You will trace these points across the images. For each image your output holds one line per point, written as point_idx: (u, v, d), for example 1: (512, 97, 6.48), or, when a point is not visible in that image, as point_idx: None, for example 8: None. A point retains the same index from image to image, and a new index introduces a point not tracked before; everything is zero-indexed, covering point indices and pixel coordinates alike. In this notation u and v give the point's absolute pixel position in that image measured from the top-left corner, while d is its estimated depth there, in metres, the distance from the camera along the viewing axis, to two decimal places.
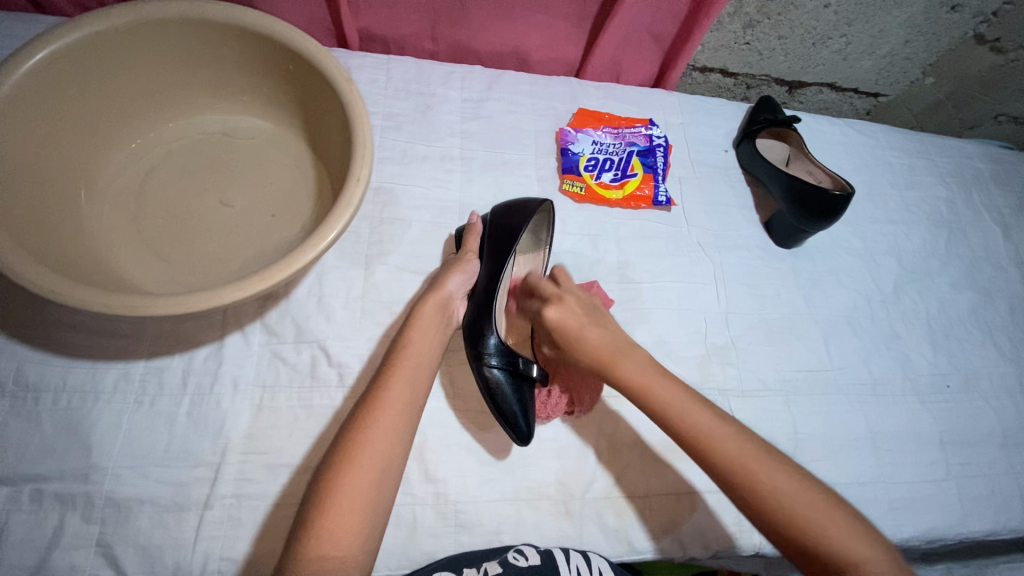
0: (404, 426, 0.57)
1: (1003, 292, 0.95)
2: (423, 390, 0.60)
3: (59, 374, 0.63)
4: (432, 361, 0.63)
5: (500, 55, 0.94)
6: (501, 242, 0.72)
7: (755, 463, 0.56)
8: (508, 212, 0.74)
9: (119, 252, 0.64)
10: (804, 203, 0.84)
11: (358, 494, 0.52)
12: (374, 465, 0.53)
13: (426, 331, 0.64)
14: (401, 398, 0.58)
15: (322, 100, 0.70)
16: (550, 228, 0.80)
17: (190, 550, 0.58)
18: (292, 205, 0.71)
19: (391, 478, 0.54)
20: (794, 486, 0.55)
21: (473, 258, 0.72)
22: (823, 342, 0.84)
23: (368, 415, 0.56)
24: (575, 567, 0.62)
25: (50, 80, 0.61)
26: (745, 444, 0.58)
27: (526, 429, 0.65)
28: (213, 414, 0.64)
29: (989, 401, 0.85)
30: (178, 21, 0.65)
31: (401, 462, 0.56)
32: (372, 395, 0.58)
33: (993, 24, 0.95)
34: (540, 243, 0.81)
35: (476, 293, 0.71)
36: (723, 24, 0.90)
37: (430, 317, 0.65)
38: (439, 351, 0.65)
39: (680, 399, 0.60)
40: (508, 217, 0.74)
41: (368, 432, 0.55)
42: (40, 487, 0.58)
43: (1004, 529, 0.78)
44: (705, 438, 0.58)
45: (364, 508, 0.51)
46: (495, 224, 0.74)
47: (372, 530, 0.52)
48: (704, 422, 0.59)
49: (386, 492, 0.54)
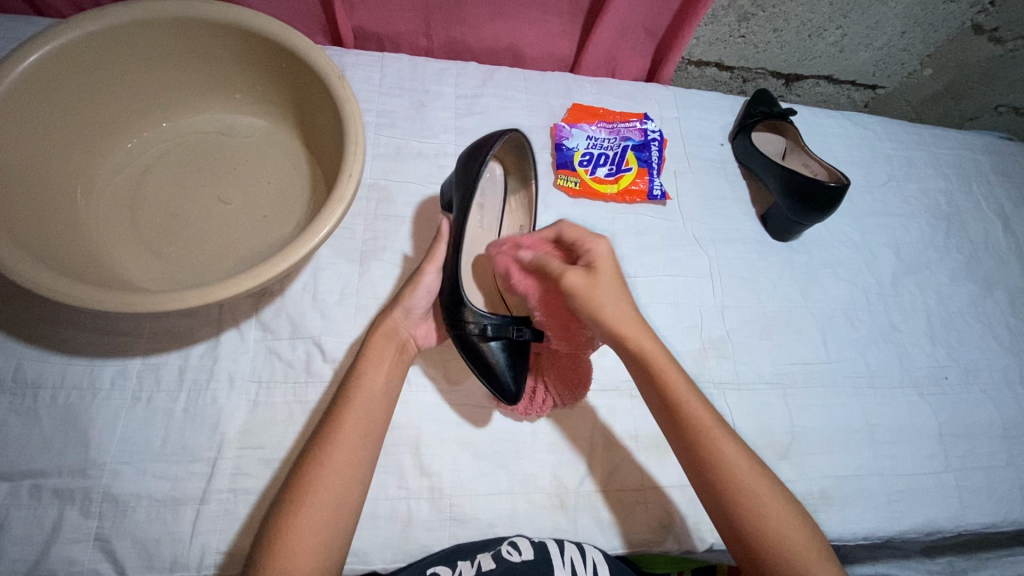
0: (369, 443, 0.57)
1: (1003, 284, 0.95)
2: (384, 413, 0.60)
3: (58, 371, 0.63)
4: (389, 388, 0.62)
5: (495, 52, 0.94)
6: (469, 184, 0.68)
7: (751, 479, 0.56)
8: (476, 149, 0.70)
9: (116, 251, 0.64)
10: (798, 196, 0.84)
11: (320, 512, 0.52)
12: (328, 502, 0.53)
13: (380, 362, 0.63)
14: (356, 432, 0.57)
15: (314, 96, 0.70)
16: (530, 156, 0.76)
17: (186, 544, 0.59)
18: (286, 205, 0.72)
19: (348, 514, 0.54)
20: (787, 519, 0.55)
21: (427, 273, 0.67)
22: (820, 334, 0.84)
23: (321, 449, 0.55)
24: (568, 561, 0.61)
25: (46, 81, 0.62)
26: (748, 460, 0.57)
27: (513, 389, 0.65)
28: (209, 409, 0.64)
29: (988, 393, 0.85)
30: (172, 20, 0.65)
31: (367, 477, 0.56)
32: (337, 410, 0.58)
33: (990, 14, 0.94)
34: (526, 178, 0.79)
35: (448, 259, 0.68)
36: (717, 17, 0.89)
37: (379, 347, 0.64)
38: (396, 379, 0.63)
39: (700, 410, 0.59)
40: (478, 153, 0.69)
41: (334, 444, 0.55)
42: (38, 482, 0.59)
43: (1003, 522, 0.77)
44: (711, 449, 0.57)
45: (328, 520, 0.52)
46: (465, 163, 0.70)
47: (335, 546, 0.52)
48: (715, 438, 0.58)
49: (343, 529, 0.53)
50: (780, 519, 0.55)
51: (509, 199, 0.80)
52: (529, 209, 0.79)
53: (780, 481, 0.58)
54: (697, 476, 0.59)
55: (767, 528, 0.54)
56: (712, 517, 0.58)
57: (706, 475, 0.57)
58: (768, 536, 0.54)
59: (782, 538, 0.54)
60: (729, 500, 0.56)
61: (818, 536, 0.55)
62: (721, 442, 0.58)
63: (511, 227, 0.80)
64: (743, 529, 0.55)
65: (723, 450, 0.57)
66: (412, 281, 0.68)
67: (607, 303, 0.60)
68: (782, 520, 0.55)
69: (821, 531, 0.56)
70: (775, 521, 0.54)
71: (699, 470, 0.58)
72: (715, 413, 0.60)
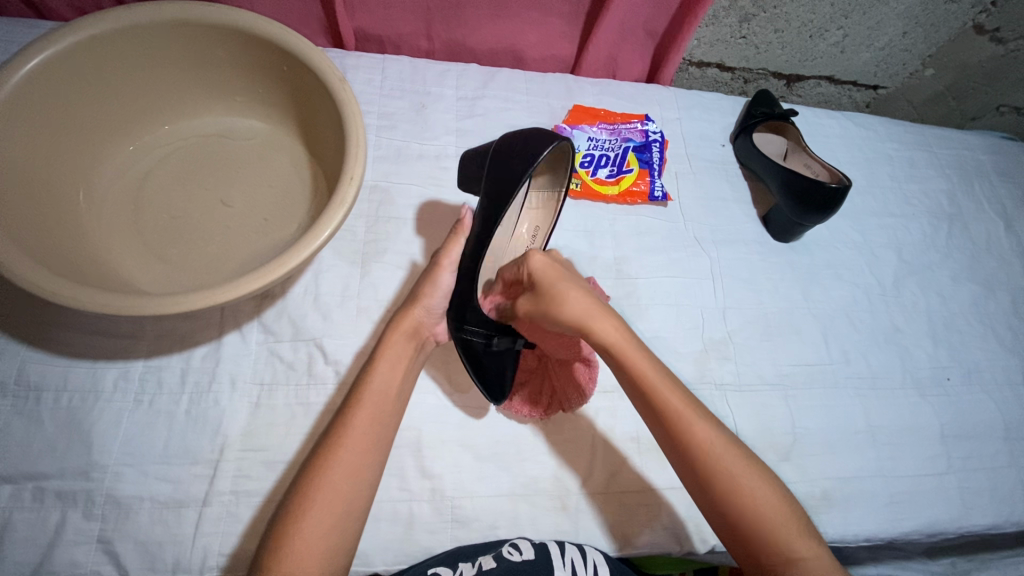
0: (378, 446, 0.57)
1: (1005, 284, 0.94)
2: (397, 414, 0.60)
3: (60, 374, 0.64)
4: (401, 389, 0.61)
5: (496, 54, 0.94)
6: (498, 185, 0.67)
7: (732, 462, 0.56)
8: (514, 148, 0.68)
9: (118, 255, 0.65)
10: (800, 197, 0.84)
11: (326, 516, 0.52)
12: (334, 506, 0.52)
13: (396, 362, 0.62)
14: (365, 435, 0.56)
15: (314, 99, 0.70)
16: (568, 165, 0.72)
17: (189, 546, 0.59)
18: (288, 207, 0.72)
19: (355, 518, 0.54)
20: (778, 504, 0.55)
21: (445, 272, 0.68)
22: (822, 336, 0.84)
23: (329, 452, 0.55)
24: (569, 561, 0.61)
25: (48, 85, 0.62)
26: (726, 441, 0.57)
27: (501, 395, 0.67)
28: (211, 412, 0.64)
29: (990, 394, 0.85)
30: (173, 23, 0.65)
31: (376, 479, 0.56)
32: (347, 412, 0.58)
33: (992, 14, 0.94)
34: (558, 182, 0.75)
35: (465, 257, 0.68)
36: (718, 18, 0.89)
37: (398, 347, 0.63)
38: (408, 380, 0.63)
39: (673, 393, 0.58)
40: (514, 154, 0.67)
41: (341, 446, 0.55)
42: (41, 485, 0.59)
43: (1005, 523, 0.77)
44: (689, 434, 0.57)
45: (336, 522, 0.52)
46: (498, 158, 0.68)
47: (341, 549, 0.52)
48: (692, 422, 0.57)
49: (349, 533, 0.53)
50: (762, 500, 0.54)
51: (533, 194, 0.77)
52: (551, 213, 0.77)
53: (760, 462, 0.57)
54: (677, 462, 0.58)
55: (751, 509, 0.54)
56: (696, 501, 0.58)
57: (685, 461, 0.57)
58: (752, 518, 0.54)
59: (766, 520, 0.54)
60: (712, 484, 0.55)
61: (802, 517, 0.55)
62: (698, 426, 0.57)
63: (529, 221, 0.79)
64: (727, 513, 0.55)
65: (701, 433, 0.57)
66: (430, 279, 0.67)
67: (553, 318, 0.61)
68: (764, 501, 0.54)
69: (804, 509, 0.56)
70: (758, 503, 0.54)
71: (677, 455, 0.58)
72: (690, 396, 0.59)
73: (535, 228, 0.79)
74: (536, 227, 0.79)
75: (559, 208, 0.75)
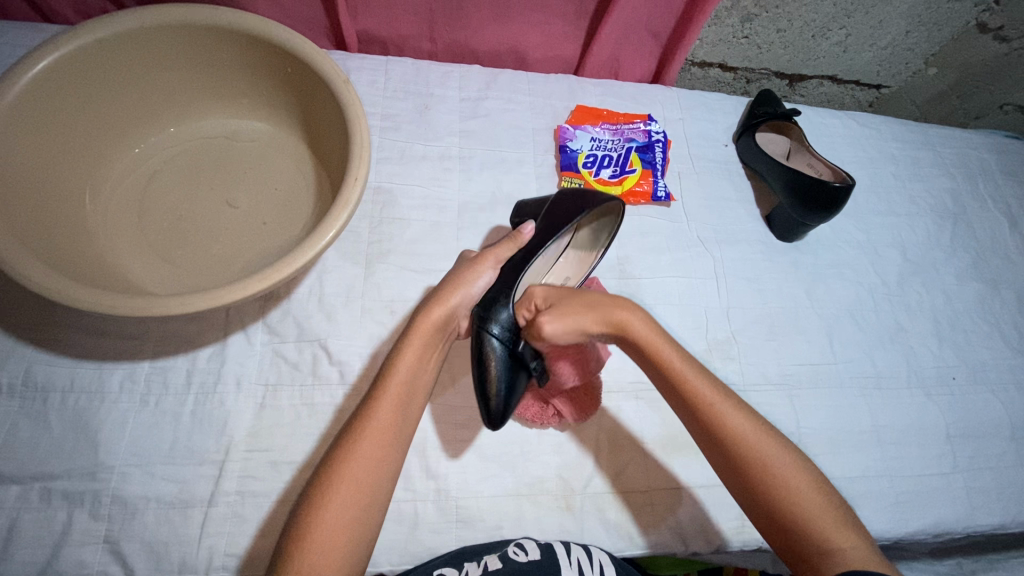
0: (399, 441, 0.57)
1: (1010, 283, 0.94)
2: (422, 404, 0.60)
3: (67, 375, 0.64)
4: (425, 383, 0.61)
5: (498, 55, 0.94)
6: (561, 214, 0.72)
7: (765, 450, 0.56)
8: (581, 194, 0.73)
9: (122, 257, 0.65)
10: (806, 195, 0.83)
11: (350, 505, 0.52)
12: (359, 496, 0.52)
13: (424, 352, 0.61)
14: (389, 427, 0.56)
15: (317, 100, 0.71)
16: (616, 221, 0.77)
17: (195, 546, 0.59)
18: (293, 210, 0.72)
19: (377, 510, 0.54)
20: (816, 494, 0.54)
21: (488, 268, 0.67)
22: (827, 335, 0.84)
23: (352, 442, 0.54)
24: (575, 560, 0.61)
25: (54, 88, 0.62)
26: (758, 428, 0.57)
27: (501, 413, 0.63)
28: (216, 413, 0.65)
29: (996, 393, 0.84)
30: (177, 25, 0.66)
31: (397, 469, 0.56)
32: (371, 399, 0.57)
33: (996, 12, 0.94)
34: (598, 241, 0.80)
35: (511, 261, 0.69)
36: (720, 18, 0.90)
37: (428, 336, 0.62)
38: (432, 372, 0.62)
39: (705, 384, 0.59)
40: (577, 196, 0.73)
41: (366, 434, 0.55)
42: (48, 485, 0.59)
43: (1012, 523, 0.77)
44: (722, 425, 0.57)
45: (360, 512, 0.52)
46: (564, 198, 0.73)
47: (364, 540, 0.52)
48: (722, 413, 0.57)
49: (372, 523, 0.53)
50: (799, 489, 0.54)
51: (570, 250, 0.80)
52: (585, 268, 0.79)
53: (796, 450, 0.57)
54: (712, 453, 0.58)
55: (790, 500, 0.54)
56: (734, 495, 0.58)
57: (719, 453, 0.57)
58: (788, 504, 0.53)
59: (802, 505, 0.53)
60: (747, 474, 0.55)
61: (841, 506, 0.54)
62: (729, 415, 0.57)
63: (559, 273, 0.79)
64: (762, 502, 0.55)
65: (733, 423, 0.57)
66: (473, 269, 0.66)
67: (592, 322, 0.60)
68: (798, 486, 0.54)
69: (844, 500, 0.55)
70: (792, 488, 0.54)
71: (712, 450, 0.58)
72: (722, 388, 0.59)
73: (567, 278, 0.79)
74: (568, 278, 0.79)
75: (599, 259, 0.78)
